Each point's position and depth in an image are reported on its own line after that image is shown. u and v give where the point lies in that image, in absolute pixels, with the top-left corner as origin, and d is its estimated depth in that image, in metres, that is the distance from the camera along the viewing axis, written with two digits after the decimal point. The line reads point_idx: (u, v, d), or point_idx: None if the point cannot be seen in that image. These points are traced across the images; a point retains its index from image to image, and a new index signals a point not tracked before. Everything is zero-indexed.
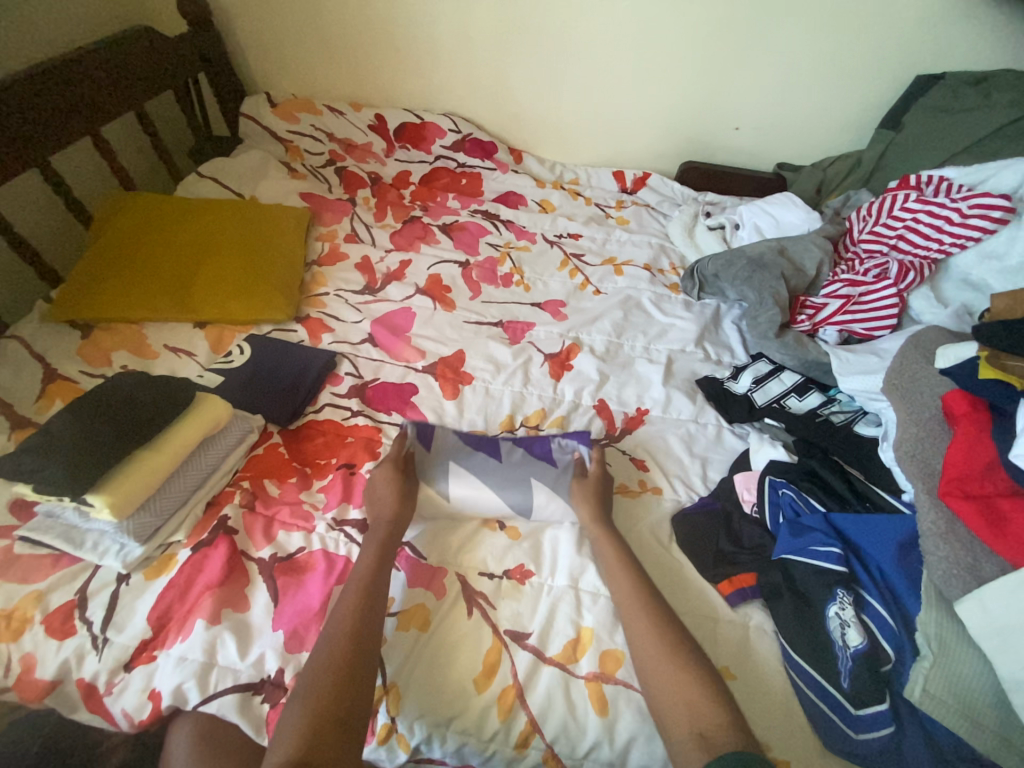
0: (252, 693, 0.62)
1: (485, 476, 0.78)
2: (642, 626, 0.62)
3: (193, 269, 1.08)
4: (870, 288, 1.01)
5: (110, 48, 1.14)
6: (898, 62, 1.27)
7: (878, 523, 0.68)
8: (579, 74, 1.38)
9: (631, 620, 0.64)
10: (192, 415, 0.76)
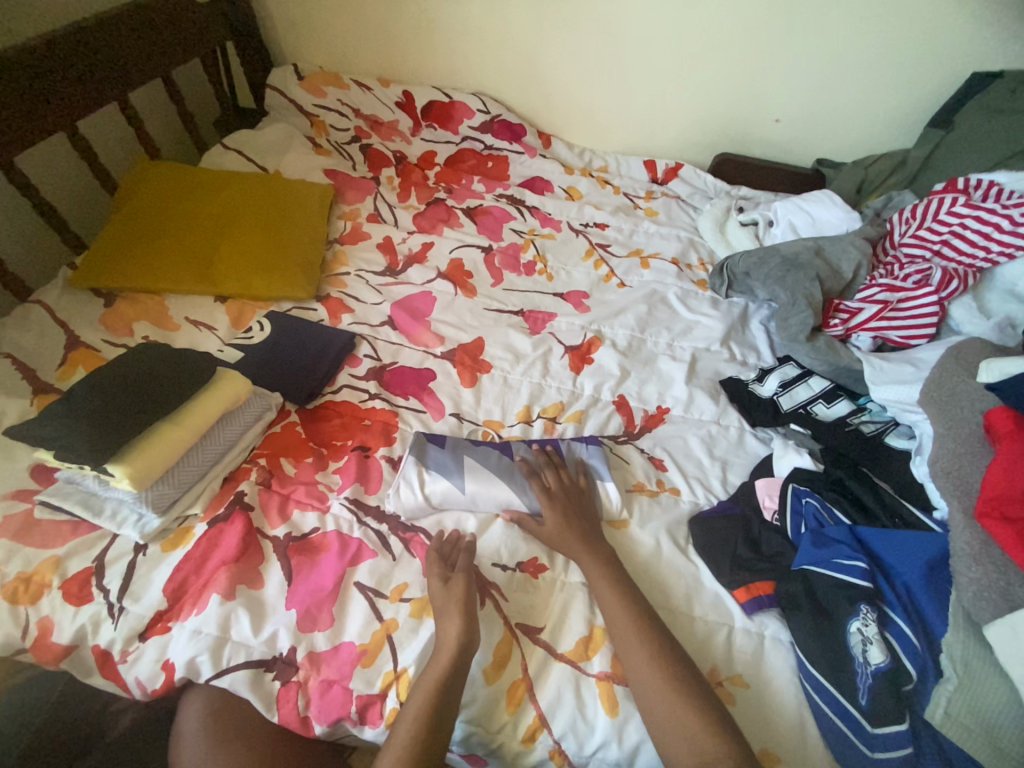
0: (263, 670, 0.62)
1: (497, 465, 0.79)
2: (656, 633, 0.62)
3: (216, 243, 1.08)
4: (909, 295, 0.97)
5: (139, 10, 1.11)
6: (954, 55, 1.20)
7: (907, 540, 0.66)
8: (615, 56, 1.33)
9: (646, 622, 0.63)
10: (212, 390, 0.76)
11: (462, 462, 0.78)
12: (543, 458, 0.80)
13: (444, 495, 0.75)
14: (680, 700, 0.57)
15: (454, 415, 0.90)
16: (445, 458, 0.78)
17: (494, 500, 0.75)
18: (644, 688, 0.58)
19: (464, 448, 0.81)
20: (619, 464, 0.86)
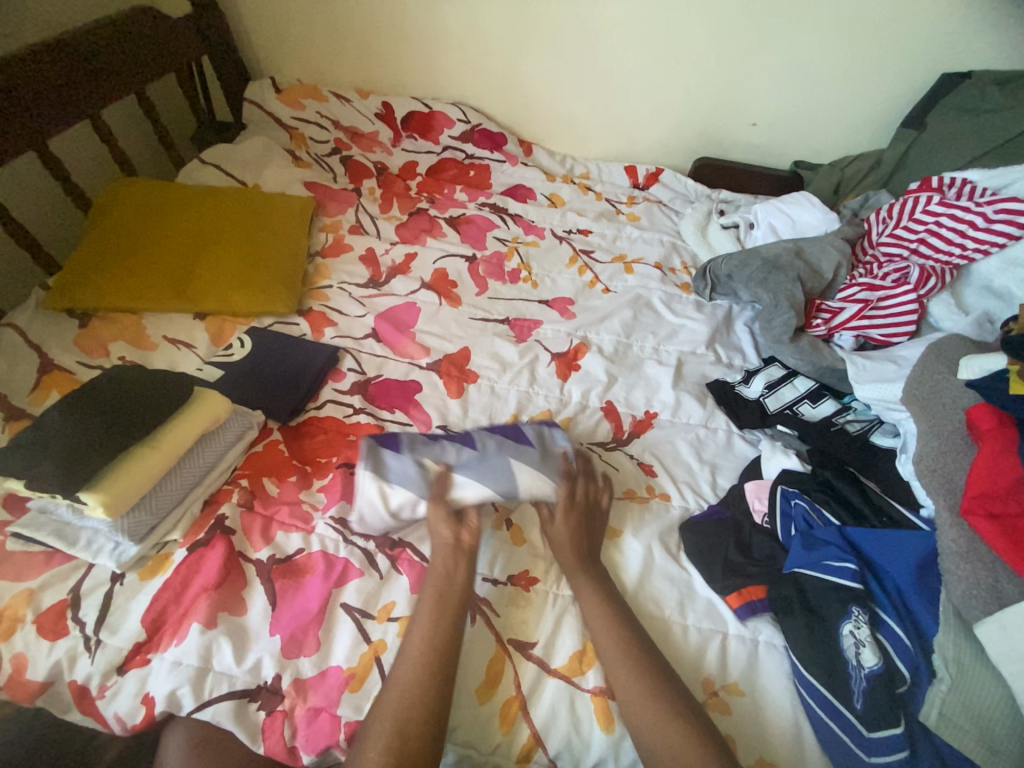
0: (248, 700, 0.60)
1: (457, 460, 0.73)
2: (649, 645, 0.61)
3: (194, 259, 1.06)
4: (889, 293, 0.98)
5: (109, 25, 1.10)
6: (923, 58, 1.23)
7: (896, 539, 0.66)
8: (592, 64, 1.34)
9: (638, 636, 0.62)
10: (190, 411, 0.74)
11: (421, 463, 0.72)
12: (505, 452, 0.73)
13: (402, 506, 0.70)
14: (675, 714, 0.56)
15: (441, 427, 0.89)
16: (400, 463, 0.72)
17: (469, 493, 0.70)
18: (637, 701, 0.58)
19: (422, 446, 0.74)
20: (609, 471, 0.85)
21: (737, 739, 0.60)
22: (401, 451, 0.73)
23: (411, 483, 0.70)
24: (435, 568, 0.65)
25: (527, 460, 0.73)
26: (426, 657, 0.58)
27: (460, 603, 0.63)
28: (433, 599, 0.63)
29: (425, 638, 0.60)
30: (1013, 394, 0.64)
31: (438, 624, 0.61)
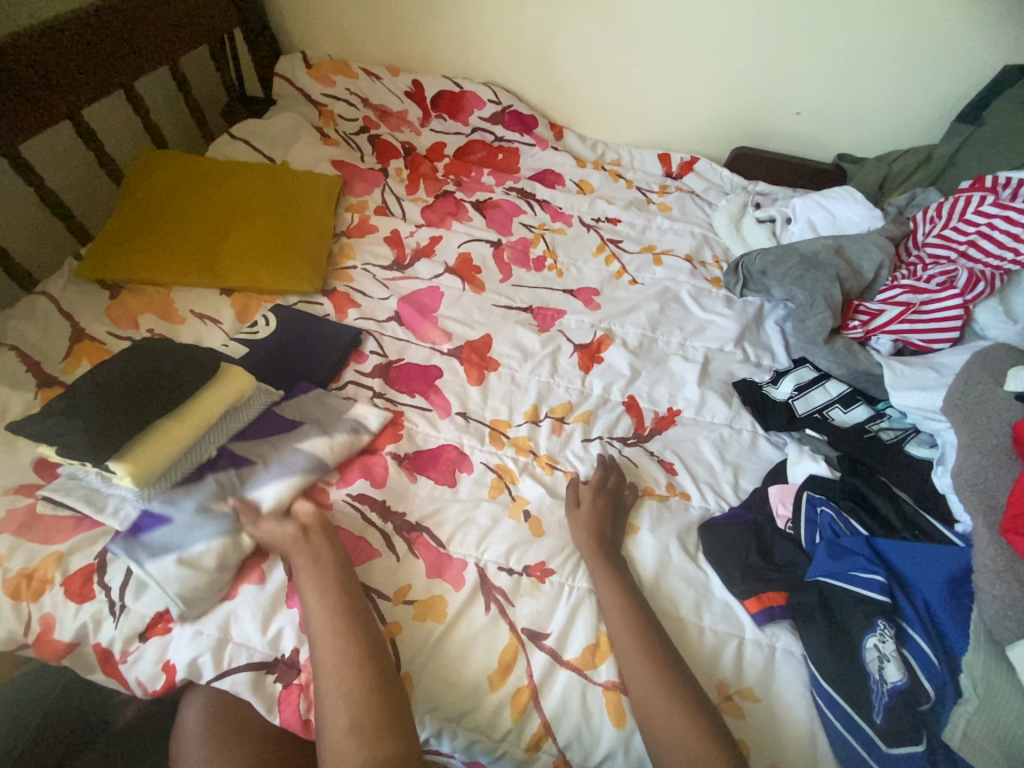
0: (265, 671, 0.62)
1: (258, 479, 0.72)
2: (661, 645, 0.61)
3: (221, 234, 1.06)
4: (933, 297, 0.93)
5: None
6: (988, 46, 1.15)
7: (928, 552, 0.64)
8: (630, 46, 1.29)
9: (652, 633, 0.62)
10: (216, 385, 0.75)
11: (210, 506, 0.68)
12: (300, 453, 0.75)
13: (223, 552, 0.65)
14: (686, 717, 0.55)
15: (461, 413, 0.88)
16: (173, 525, 0.66)
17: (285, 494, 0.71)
18: (649, 698, 0.57)
19: (172, 499, 0.68)
20: (628, 467, 0.84)
21: (749, 744, 0.60)
22: (171, 503, 0.68)
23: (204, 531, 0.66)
24: (296, 554, 0.64)
25: (310, 434, 0.78)
26: (338, 632, 0.58)
27: (344, 580, 0.62)
28: (314, 580, 0.61)
29: (326, 617, 0.59)
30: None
31: (329, 601, 0.60)
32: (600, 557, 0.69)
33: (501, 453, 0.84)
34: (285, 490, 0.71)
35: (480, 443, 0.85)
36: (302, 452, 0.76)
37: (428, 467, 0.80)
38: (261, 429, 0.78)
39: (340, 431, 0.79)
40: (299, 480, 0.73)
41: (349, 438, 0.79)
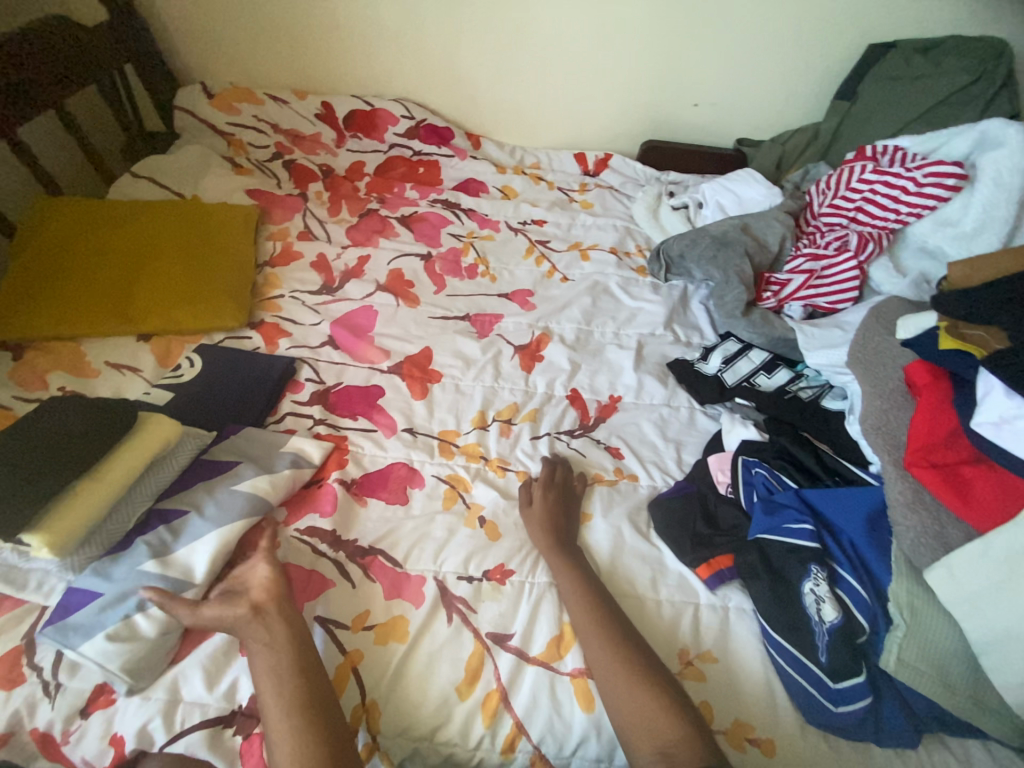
0: (222, 726, 0.59)
1: (193, 535, 0.67)
2: (619, 626, 0.63)
3: (132, 279, 1.01)
4: (831, 262, 1.01)
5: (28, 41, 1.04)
6: (852, 29, 1.25)
7: (848, 495, 0.69)
8: (532, 53, 1.34)
9: (610, 614, 0.64)
10: (136, 435, 0.71)
11: (146, 569, 0.63)
12: (238, 497, 0.71)
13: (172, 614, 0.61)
14: (645, 691, 0.57)
15: (407, 430, 0.88)
16: (103, 599, 0.61)
17: (225, 544, 0.66)
18: (610, 679, 0.59)
19: (102, 570, 0.63)
20: (577, 459, 0.86)
21: (713, 705, 0.62)
22: (100, 577, 0.62)
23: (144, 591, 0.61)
24: (263, 654, 0.58)
25: (245, 475, 0.74)
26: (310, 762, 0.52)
27: (321, 693, 0.57)
28: (284, 697, 0.55)
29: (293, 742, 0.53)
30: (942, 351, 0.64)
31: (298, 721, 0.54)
32: (557, 552, 0.70)
33: (452, 463, 0.84)
34: (228, 536, 0.67)
35: (429, 456, 0.85)
36: (237, 495, 0.71)
37: (378, 488, 0.80)
38: (189, 480, 0.73)
39: (280, 469, 0.77)
40: (238, 526, 0.68)
41: (292, 475, 0.76)
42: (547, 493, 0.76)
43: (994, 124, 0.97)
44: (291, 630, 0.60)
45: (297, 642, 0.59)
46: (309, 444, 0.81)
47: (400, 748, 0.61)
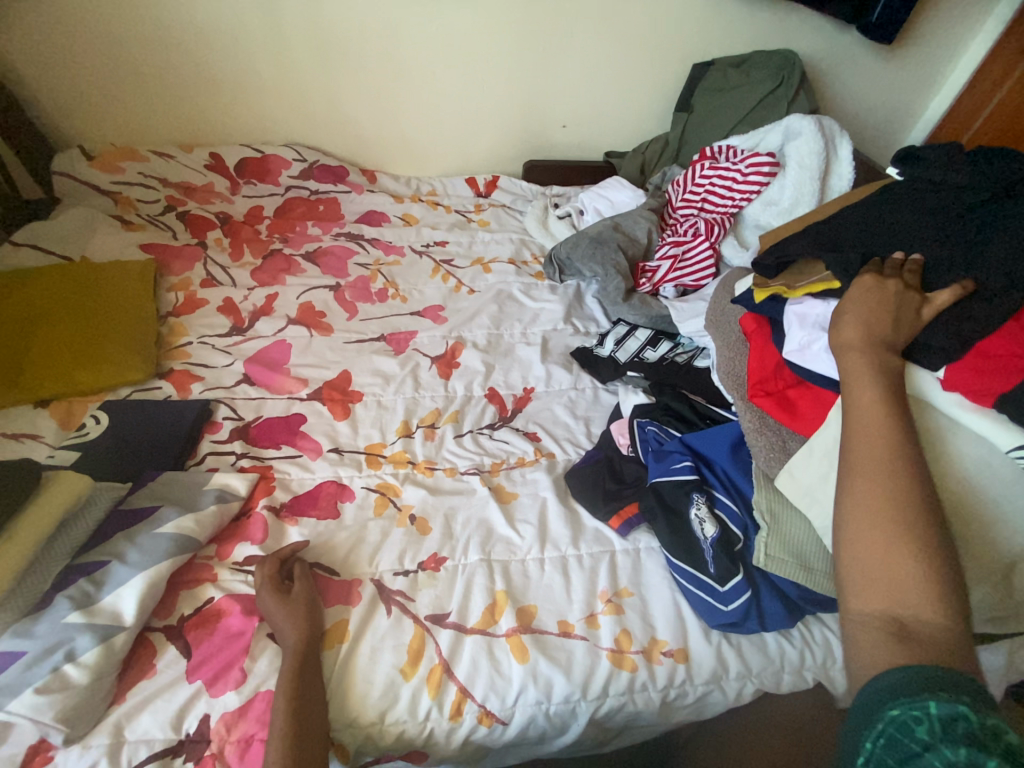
0: (171, 757, 0.59)
1: (119, 578, 0.67)
2: None
3: (23, 346, 0.98)
4: (689, 247, 1.19)
5: None
6: (678, 53, 1.48)
7: (716, 432, 0.81)
8: (410, 91, 1.45)
9: None
10: (43, 494, 0.69)
11: (71, 620, 0.62)
12: (164, 536, 0.72)
13: (102, 660, 0.61)
14: (895, 540, 0.46)
15: (333, 449, 0.92)
16: (26, 657, 0.60)
17: (153, 580, 0.67)
18: (870, 503, 0.48)
19: (21, 631, 0.62)
20: (498, 449, 0.94)
21: (632, 632, 0.70)
22: (20, 636, 0.61)
23: (73, 641, 0.61)
24: (282, 622, 0.65)
25: (169, 515, 0.74)
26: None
27: (312, 683, 0.62)
28: (285, 707, 0.58)
29: (280, 751, 0.55)
30: (758, 301, 0.79)
31: (289, 734, 0.57)
32: (877, 353, 0.56)
33: (381, 473, 0.89)
34: (156, 574, 0.68)
35: (358, 470, 0.89)
36: (162, 533, 0.72)
37: (308, 508, 0.83)
38: (110, 531, 0.73)
39: (205, 505, 0.77)
40: (167, 564, 0.69)
41: (218, 508, 0.78)
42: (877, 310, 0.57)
43: (795, 119, 1.18)
44: (307, 605, 0.67)
45: (308, 616, 0.66)
46: (235, 477, 0.83)
47: (354, 737, 0.63)
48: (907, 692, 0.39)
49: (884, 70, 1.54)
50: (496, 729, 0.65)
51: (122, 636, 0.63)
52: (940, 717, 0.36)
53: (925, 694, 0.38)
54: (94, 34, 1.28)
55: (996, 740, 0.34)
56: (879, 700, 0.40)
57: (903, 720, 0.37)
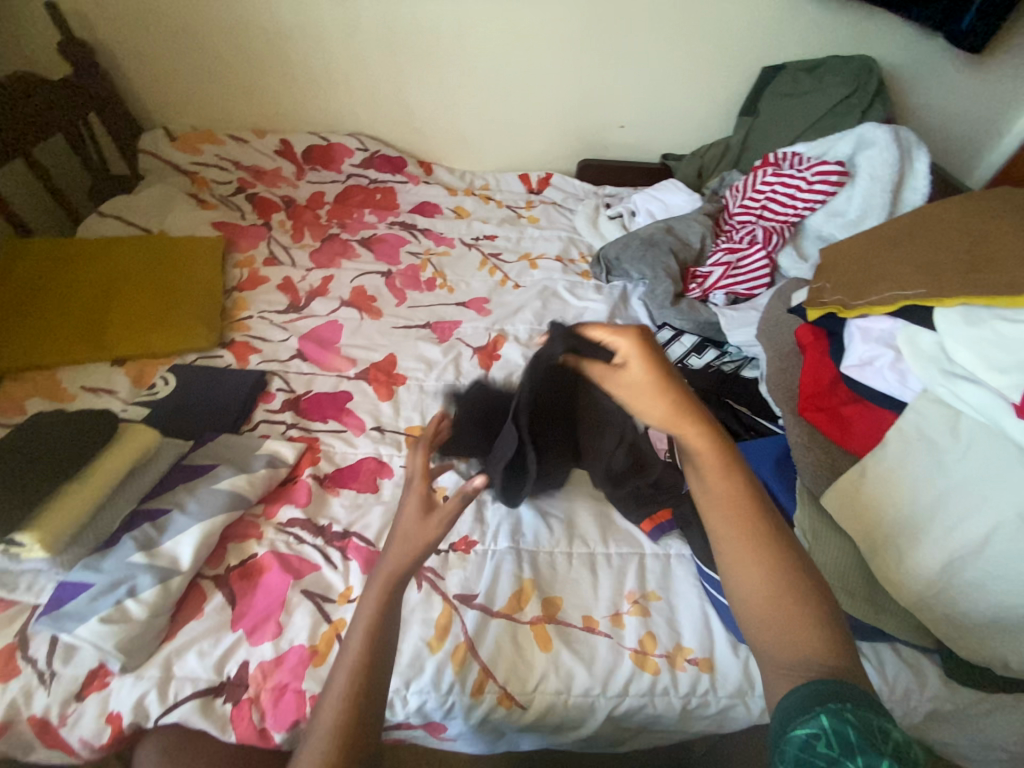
0: (213, 695, 0.64)
1: (178, 527, 0.72)
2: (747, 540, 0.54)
3: (106, 308, 1.08)
4: (744, 254, 1.15)
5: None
6: (748, 55, 1.44)
7: (760, 445, 0.79)
8: (471, 86, 1.48)
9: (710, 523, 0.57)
10: (117, 443, 0.76)
11: (135, 559, 0.68)
12: (220, 493, 0.77)
13: (159, 598, 0.66)
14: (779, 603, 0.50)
15: (376, 427, 0.95)
16: (95, 588, 0.66)
17: (206, 533, 0.72)
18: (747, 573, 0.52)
19: (92, 564, 0.68)
20: None
21: (656, 635, 0.70)
22: (91, 569, 0.67)
23: (135, 579, 0.67)
24: (399, 543, 0.58)
25: (224, 474, 0.80)
26: (364, 670, 0.51)
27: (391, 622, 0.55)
28: (376, 602, 0.55)
29: (364, 646, 0.52)
30: (811, 318, 0.80)
31: (372, 631, 0.53)
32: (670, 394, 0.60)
33: None
34: (211, 527, 0.73)
35: (397, 449, 0.92)
36: (218, 490, 0.77)
37: (349, 480, 0.86)
38: (172, 483, 0.79)
39: (257, 468, 0.82)
40: (221, 518, 0.74)
41: (268, 472, 0.82)
42: (641, 351, 0.61)
43: (869, 128, 1.13)
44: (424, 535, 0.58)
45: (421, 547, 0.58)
46: (284, 444, 0.87)
47: None
48: (803, 709, 0.43)
49: (973, 80, 1.44)
50: (514, 712, 0.66)
51: (177, 579, 0.68)
52: (831, 728, 0.41)
53: (816, 707, 0.43)
54: (185, 23, 1.36)
55: (883, 737, 0.40)
56: (784, 720, 0.44)
57: (806, 740, 0.41)
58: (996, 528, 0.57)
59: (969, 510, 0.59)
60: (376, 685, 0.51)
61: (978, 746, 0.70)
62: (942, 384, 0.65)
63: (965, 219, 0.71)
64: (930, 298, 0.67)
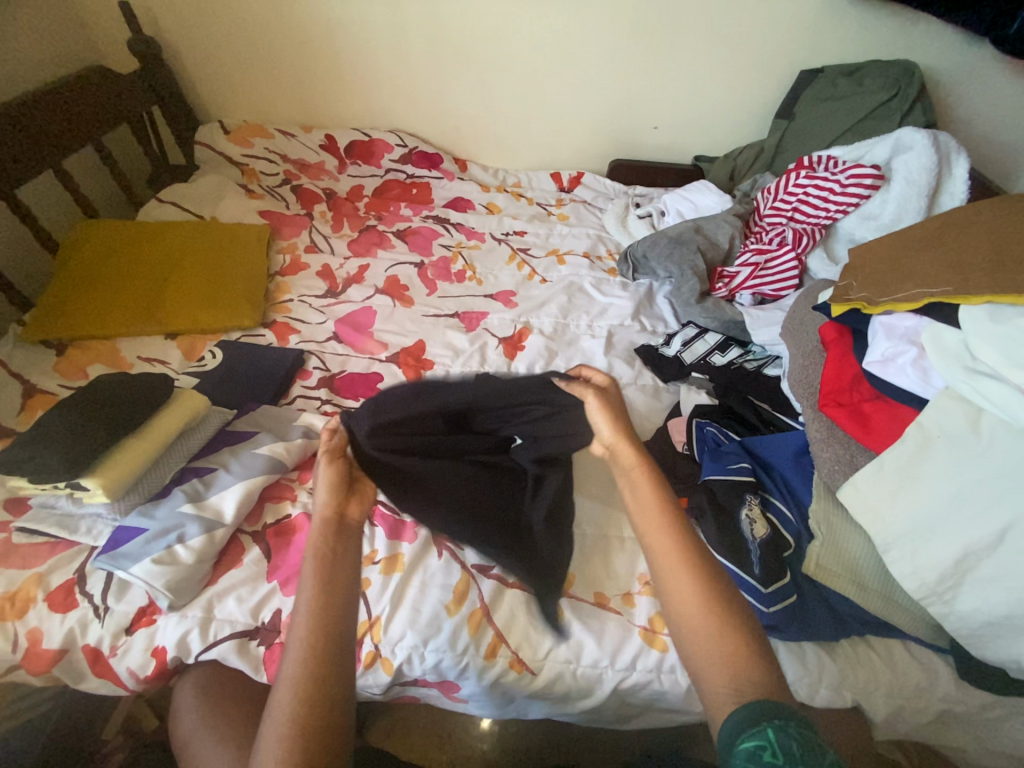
0: (248, 638, 0.70)
1: (225, 483, 0.79)
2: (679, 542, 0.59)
3: (160, 286, 1.16)
4: (772, 256, 1.15)
5: (55, 96, 1.18)
6: (787, 59, 1.44)
7: (781, 439, 0.81)
8: (508, 86, 1.52)
9: (654, 540, 0.60)
10: (171, 405, 0.83)
11: (184, 509, 0.74)
12: (260, 456, 0.82)
13: (203, 547, 0.72)
14: None
15: None
16: (148, 533, 0.72)
17: (246, 491, 0.77)
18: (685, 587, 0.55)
19: (146, 512, 0.74)
20: None
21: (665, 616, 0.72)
22: (145, 515, 0.74)
23: (184, 527, 0.73)
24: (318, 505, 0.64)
25: (264, 440, 0.85)
26: (313, 667, 0.50)
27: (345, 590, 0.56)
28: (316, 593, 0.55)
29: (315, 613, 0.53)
30: (835, 315, 0.81)
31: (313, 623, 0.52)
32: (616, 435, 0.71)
33: None
34: (252, 486, 0.78)
35: None
36: (258, 454, 0.83)
37: None
38: (217, 445, 0.85)
39: (293, 437, 0.88)
40: (261, 478, 0.80)
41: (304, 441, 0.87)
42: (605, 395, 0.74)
43: (907, 131, 1.11)
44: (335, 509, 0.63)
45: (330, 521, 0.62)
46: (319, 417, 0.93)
47: (400, 653, 0.69)
48: (749, 723, 0.44)
49: None
50: (524, 677, 0.70)
51: (221, 530, 0.74)
52: (776, 741, 0.42)
53: (763, 723, 0.43)
54: (242, 25, 1.45)
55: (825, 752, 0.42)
56: (730, 739, 0.44)
57: (753, 751, 0.42)
58: (1010, 525, 0.57)
59: (984, 511, 0.59)
60: (333, 644, 0.51)
61: (982, 747, 0.70)
62: (964, 380, 0.64)
63: (995, 221, 0.71)
64: (956, 296, 0.67)
